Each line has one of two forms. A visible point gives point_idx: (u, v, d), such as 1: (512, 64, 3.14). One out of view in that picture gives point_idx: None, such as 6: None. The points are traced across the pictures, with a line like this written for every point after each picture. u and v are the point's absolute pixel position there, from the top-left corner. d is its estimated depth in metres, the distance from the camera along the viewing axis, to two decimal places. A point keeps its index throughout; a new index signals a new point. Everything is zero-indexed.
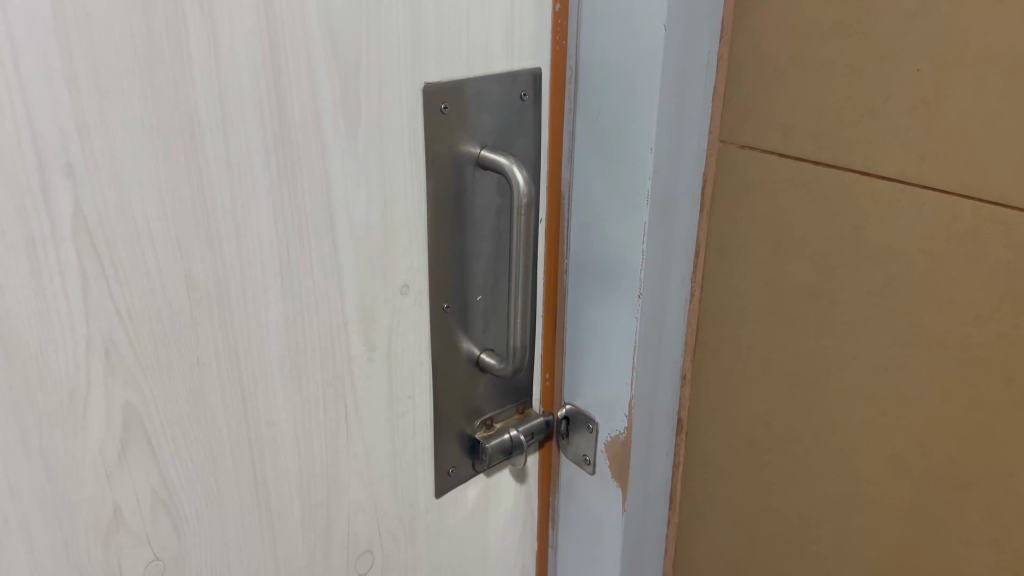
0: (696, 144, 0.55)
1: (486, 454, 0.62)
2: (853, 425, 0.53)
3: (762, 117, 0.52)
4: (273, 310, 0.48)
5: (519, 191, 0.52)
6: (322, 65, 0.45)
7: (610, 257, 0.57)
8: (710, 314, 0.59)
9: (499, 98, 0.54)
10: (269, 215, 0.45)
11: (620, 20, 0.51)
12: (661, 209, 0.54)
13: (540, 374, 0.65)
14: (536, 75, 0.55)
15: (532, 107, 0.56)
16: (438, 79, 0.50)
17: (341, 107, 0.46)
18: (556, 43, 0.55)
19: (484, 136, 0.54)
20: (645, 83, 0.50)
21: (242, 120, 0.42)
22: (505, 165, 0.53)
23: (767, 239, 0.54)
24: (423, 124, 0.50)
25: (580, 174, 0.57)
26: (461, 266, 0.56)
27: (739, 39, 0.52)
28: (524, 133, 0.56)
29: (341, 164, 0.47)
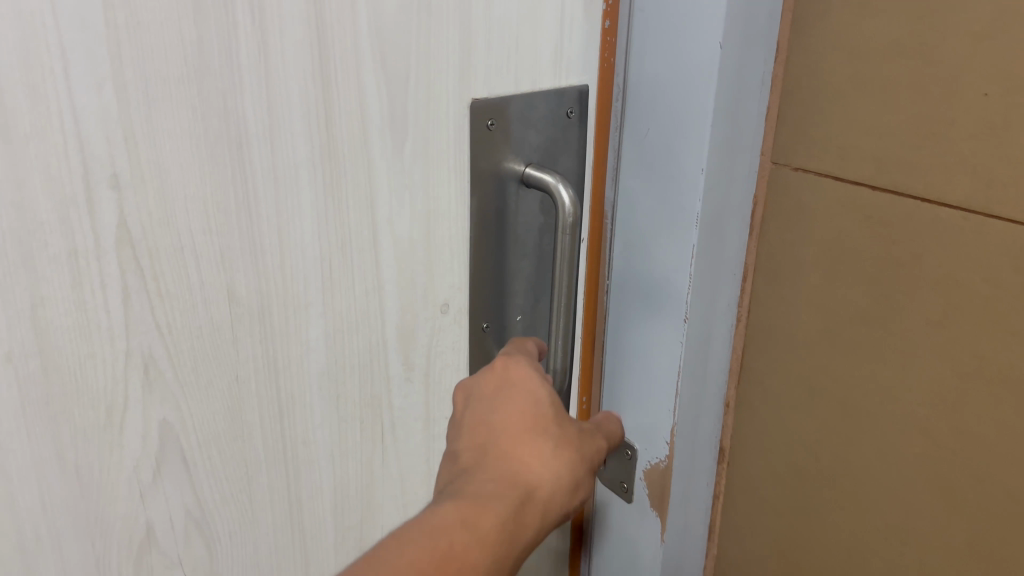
0: (748, 165, 0.53)
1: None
2: (906, 457, 0.51)
3: (817, 139, 0.50)
4: (314, 327, 0.46)
5: (564, 210, 0.50)
6: (371, 74, 0.43)
7: (655, 280, 0.55)
8: (757, 340, 0.58)
9: (546, 114, 0.52)
10: (313, 228, 0.44)
11: (674, 36, 0.50)
12: (710, 231, 0.52)
13: (578, 398, 0.63)
14: (583, 92, 0.54)
15: (579, 124, 0.54)
16: (486, 94, 0.49)
17: (389, 120, 0.45)
18: (605, 61, 0.54)
19: (529, 153, 0.53)
20: (699, 101, 0.49)
21: (289, 131, 0.41)
22: (550, 182, 0.51)
23: (820, 264, 0.52)
24: (469, 140, 0.49)
25: (626, 193, 0.56)
26: (499, 285, 0.55)
27: (794, 58, 0.51)
28: (569, 149, 0.54)
29: (388, 178, 0.46)
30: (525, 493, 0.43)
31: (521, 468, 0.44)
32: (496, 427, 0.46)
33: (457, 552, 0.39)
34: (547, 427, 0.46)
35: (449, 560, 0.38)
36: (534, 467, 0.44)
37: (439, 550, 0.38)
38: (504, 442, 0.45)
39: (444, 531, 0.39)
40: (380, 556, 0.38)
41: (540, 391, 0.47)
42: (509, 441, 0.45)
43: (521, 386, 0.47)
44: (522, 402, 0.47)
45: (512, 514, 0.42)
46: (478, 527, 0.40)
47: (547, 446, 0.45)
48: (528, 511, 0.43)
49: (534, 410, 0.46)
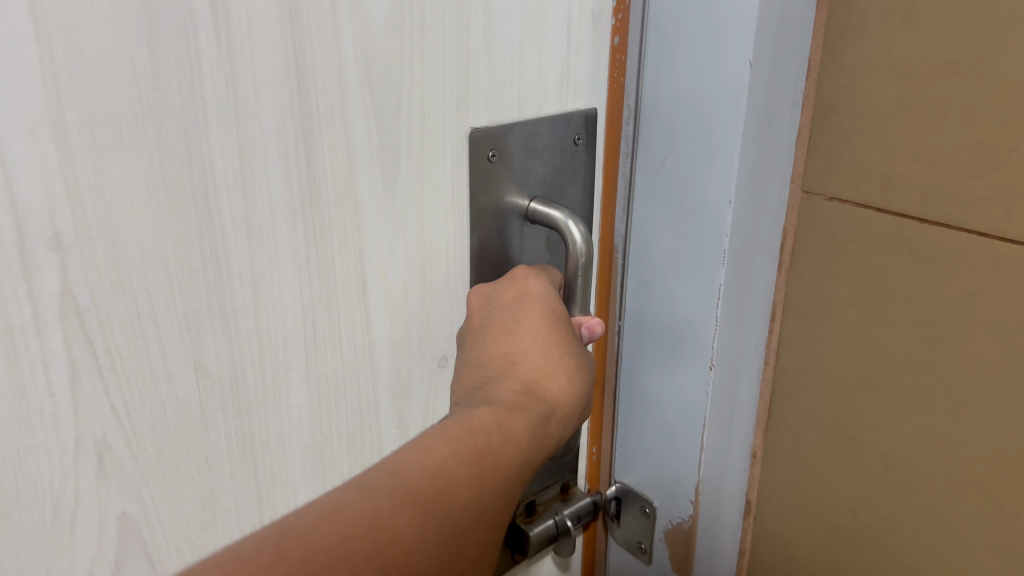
0: (776, 196, 0.48)
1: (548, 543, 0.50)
2: (960, 518, 0.46)
3: (856, 166, 0.45)
4: (295, 395, 0.40)
5: (576, 250, 0.43)
6: (357, 102, 0.37)
7: (676, 323, 0.50)
8: (787, 385, 0.52)
9: (551, 142, 0.46)
10: (293, 283, 0.38)
11: (696, 53, 0.44)
12: (737, 269, 0.47)
13: (588, 449, 0.57)
14: (590, 116, 0.48)
15: (587, 152, 0.48)
16: (486, 122, 0.43)
17: (379, 157, 0.39)
18: (614, 82, 0.48)
19: (534, 185, 0.47)
20: (726, 127, 0.44)
21: (264, 174, 0.36)
22: (558, 219, 0.45)
23: (860, 304, 0.47)
24: (468, 174, 0.44)
25: (640, 228, 0.50)
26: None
27: (827, 77, 0.46)
28: (576, 179, 0.49)
29: (378, 223, 0.41)
30: (552, 404, 0.40)
31: (545, 373, 0.40)
32: (519, 334, 0.41)
33: (492, 450, 0.37)
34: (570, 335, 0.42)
35: (485, 459, 0.36)
36: (559, 375, 0.41)
37: (477, 448, 0.36)
38: (526, 347, 0.41)
39: (479, 431, 0.37)
40: (421, 448, 0.35)
41: (556, 301, 0.43)
42: (532, 345, 0.41)
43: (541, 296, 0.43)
44: (541, 313, 0.42)
45: (541, 420, 0.39)
46: (514, 431, 0.38)
47: (572, 353, 0.41)
48: (555, 419, 0.40)
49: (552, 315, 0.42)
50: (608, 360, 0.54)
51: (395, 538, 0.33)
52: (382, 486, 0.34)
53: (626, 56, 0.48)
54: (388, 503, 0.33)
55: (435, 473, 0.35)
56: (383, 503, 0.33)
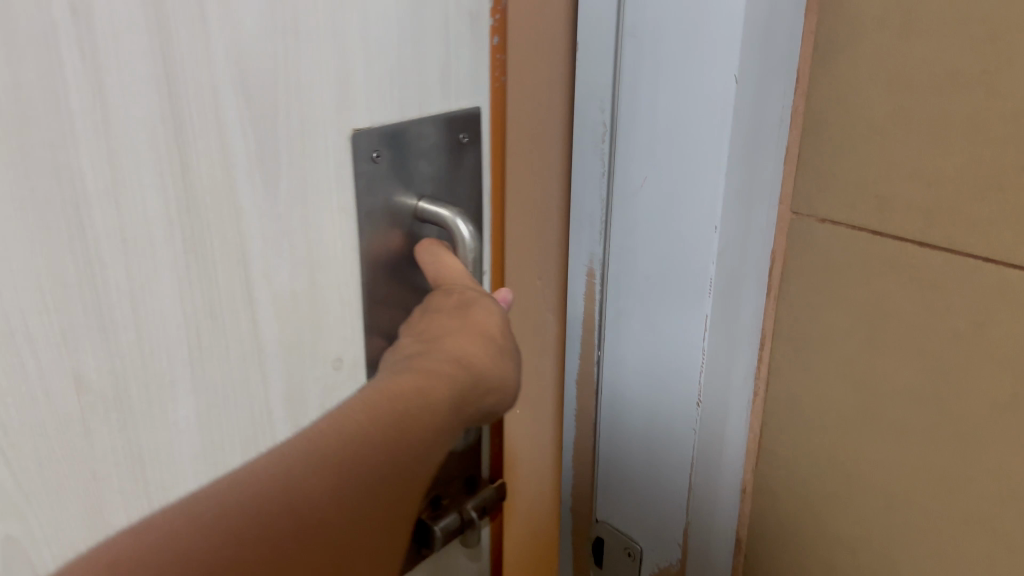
0: (763, 215, 0.43)
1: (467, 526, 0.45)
2: (968, 566, 0.40)
3: (849, 185, 0.40)
4: (184, 408, 0.35)
5: (467, 252, 0.39)
6: (234, 111, 0.32)
7: (658, 355, 0.46)
8: (778, 423, 0.47)
9: (435, 140, 0.40)
10: (175, 302, 0.33)
11: (675, 64, 0.40)
12: (724, 300, 0.43)
13: None
14: (475, 114, 0.42)
15: (474, 149, 0.42)
16: (370, 121, 0.37)
17: (261, 157, 0.34)
18: (500, 80, 0.43)
19: (423, 185, 0.41)
20: (710, 146, 0.40)
21: (137, 171, 0.30)
22: (447, 219, 0.39)
23: (856, 335, 0.42)
24: (351, 180, 0.38)
25: (621, 253, 0.46)
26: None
27: (818, 85, 0.41)
28: (466, 178, 0.42)
29: (260, 221, 0.35)
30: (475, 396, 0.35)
31: (479, 366, 0.35)
32: (452, 329, 0.36)
33: (403, 428, 0.32)
34: (501, 337, 0.36)
35: (393, 438, 0.31)
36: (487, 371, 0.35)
37: (388, 420, 0.31)
38: (458, 338, 0.35)
39: (398, 405, 0.32)
40: (332, 420, 0.30)
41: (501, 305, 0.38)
42: (464, 337, 0.35)
43: (481, 302, 0.37)
44: (483, 312, 0.36)
45: (462, 411, 0.34)
46: (433, 416, 0.33)
47: (499, 353, 0.36)
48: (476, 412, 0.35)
49: (492, 316, 0.36)
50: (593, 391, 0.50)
51: (274, 526, 0.28)
52: (286, 455, 0.29)
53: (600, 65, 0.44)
54: (278, 483, 0.28)
55: (343, 448, 0.30)
56: (274, 476, 0.28)
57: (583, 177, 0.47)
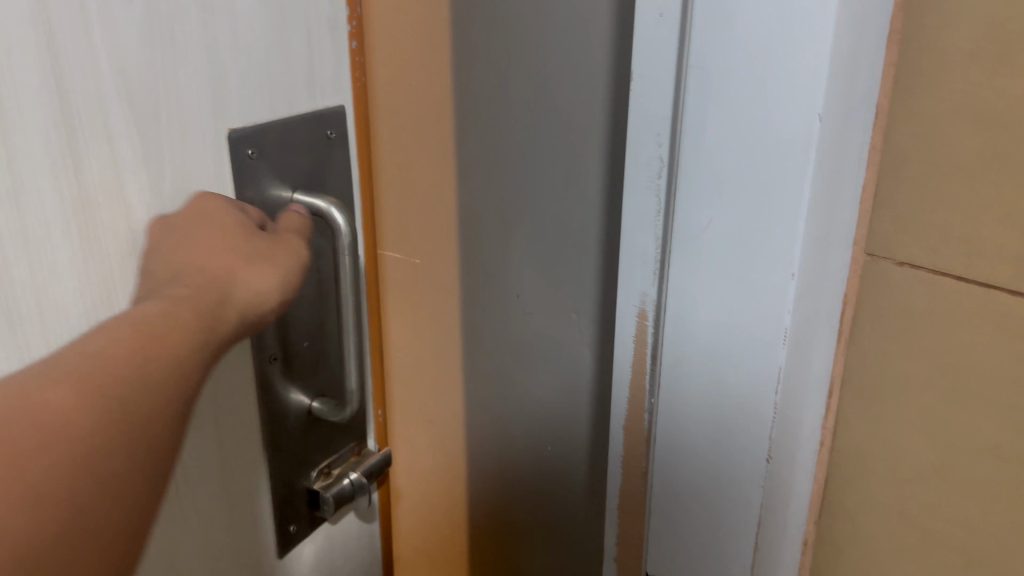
0: (840, 261, 0.42)
1: (330, 505, 0.59)
2: None
3: (933, 228, 0.40)
4: (69, 316, 0.42)
5: (341, 232, 0.50)
6: (121, 125, 0.41)
7: (724, 406, 0.44)
8: (845, 469, 0.47)
9: (306, 139, 0.51)
10: (71, 274, 0.41)
11: (755, 96, 0.37)
12: (797, 346, 0.42)
13: (375, 411, 0.66)
14: (340, 111, 0.54)
15: (338, 144, 0.54)
16: (241, 123, 0.47)
17: (143, 150, 0.42)
18: (360, 81, 0.55)
19: (295, 176, 0.51)
20: (790, 187, 0.38)
21: (31, 160, 0.38)
22: (322, 207, 0.50)
23: (928, 399, 0.42)
24: (229, 170, 0.47)
25: (680, 295, 0.43)
26: (288, 337, 0.54)
27: (898, 126, 0.40)
28: (331, 169, 0.54)
29: (140, 197, 0.43)
30: (223, 294, 0.40)
31: (227, 275, 0.41)
32: (186, 249, 0.41)
33: (162, 340, 0.34)
34: (251, 250, 0.42)
35: (150, 351, 0.34)
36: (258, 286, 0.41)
37: (140, 335, 0.34)
38: (196, 256, 0.41)
39: (145, 322, 0.35)
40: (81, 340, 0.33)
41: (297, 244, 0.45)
42: (201, 253, 0.41)
43: (220, 213, 0.43)
44: (214, 230, 0.42)
45: (212, 321, 0.38)
46: (182, 340, 0.36)
47: (271, 271, 0.42)
48: (227, 310, 0.39)
49: (234, 229, 0.43)
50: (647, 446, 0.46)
51: (103, 388, 0.31)
52: (80, 363, 0.31)
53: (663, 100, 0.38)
54: (105, 373, 0.32)
55: (105, 366, 0.32)
56: (93, 379, 0.31)
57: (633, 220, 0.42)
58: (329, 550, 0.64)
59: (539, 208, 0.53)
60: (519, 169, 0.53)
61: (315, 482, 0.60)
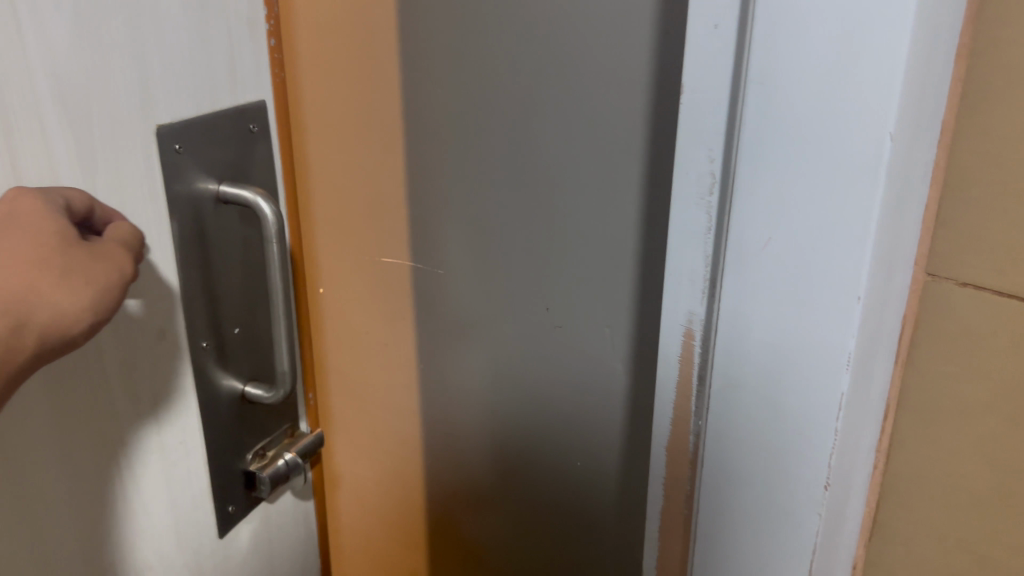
0: (903, 280, 0.41)
1: (265, 485, 0.67)
2: None
3: (1001, 249, 0.40)
4: None
5: (268, 222, 0.57)
6: (52, 112, 0.46)
7: (780, 432, 0.42)
8: (900, 487, 0.47)
9: (230, 133, 0.59)
10: None
11: (825, 113, 0.36)
12: (861, 370, 0.40)
13: (306, 395, 0.75)
14: (258, 107, 0.61)
15: (260, 136, 0.62)
16: (170, 119, 0.53)
17: (70, 121, 0.47)
18: (280, 77, 0.63)
19: (220, 172, 0.58)
20: (858, 208, 0.36)
21: None
22: (249, 198, 0.57)
23: (972, 426, 0.43)
24: (160, 164, 0.53)
25: (735, 316, 0.42)
26: (221, 328, 0.61)
27: (965, 142, 0.39)
28: (254, 161, 0.62)
29: (71, 167, 0.48)
30: (19, 321, 0.38)
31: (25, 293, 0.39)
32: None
33: None
34: (59, 263, 0.40)
35: None
36: (59, 304, 0.40)
37: None
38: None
39: None
40: None
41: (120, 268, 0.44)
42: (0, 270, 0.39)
43: (36, 215, 0.41)
44: (19, 241, 0.40)
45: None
46: None
47: (74, 286, 0.40)
48: (21, 339, 0.38)
49: (40, 241, 0.40)
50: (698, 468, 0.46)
51: None
52: None
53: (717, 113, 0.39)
54: None
55: None
56: None
57: (681, 235, 0.42)
58: (267, 530, 0.72)
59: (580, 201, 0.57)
60: (556, 174, 0.58)
61: (252, 464, 0.68)
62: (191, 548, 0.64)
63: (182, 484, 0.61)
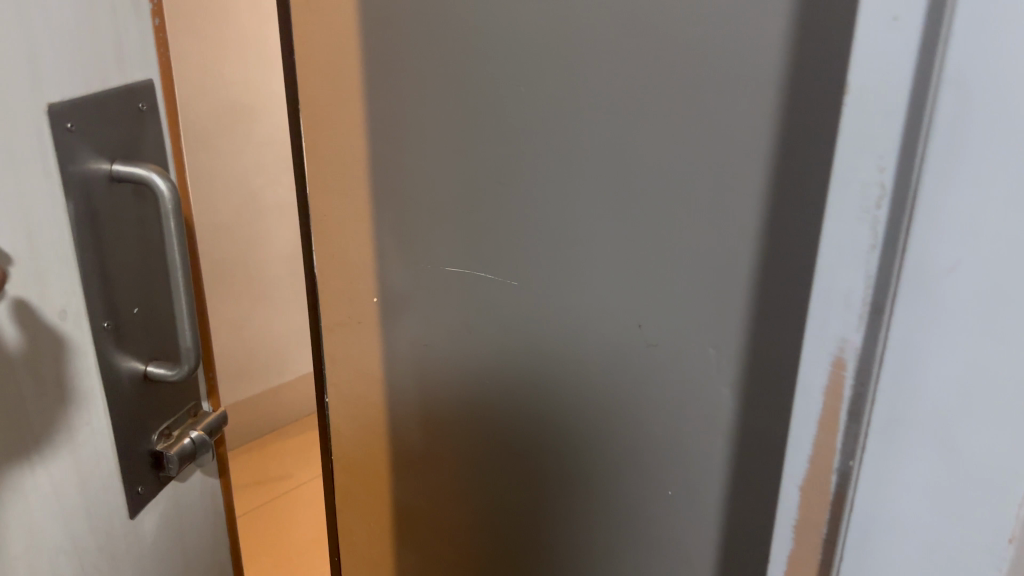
0: None
1: (174, 462, 0.72)
2: None
3: None
4: None
5: (165, 194, 0.63)
6: None
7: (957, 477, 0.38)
8: None
9: (120, 113, 0.64)
10: None
11: None
12: None
13: (205, 372, 0.81)
14: (145, 87, 0.66)
15: (148, 114, 0.67)
16: (61, 99, 0.57)
17: None
18: (164, 58, 0.68)
19: (113, 153, 0.63)
20: None
21: None
22: (143, 174, 0.63)
23: None
24: (53, 144, 0.57)
25: (912, 345, 0.38)
26: (118, 312, 0.66)
27: None
28: (145, 140, 0.67)
29: None
30: None
31: None
32: None
33: None
34: None
35: None
36: None
37: None
38: None
39: None
40: None
41: None
42: None
43: None
44: None
45: None
46: None
47: None
48: None
49: None
50: (841, 513, 0.42)
51: None
52: None
53: (890, 115, 0.34)
54: None
55: None
56: None
57: (838, 252, 0.37)
58: (174, 510, 0.77)
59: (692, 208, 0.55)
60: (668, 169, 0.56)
61: (158, 445, 0.73)
62: (47, 547, 0.62)
63: (89, 466, 0.65)
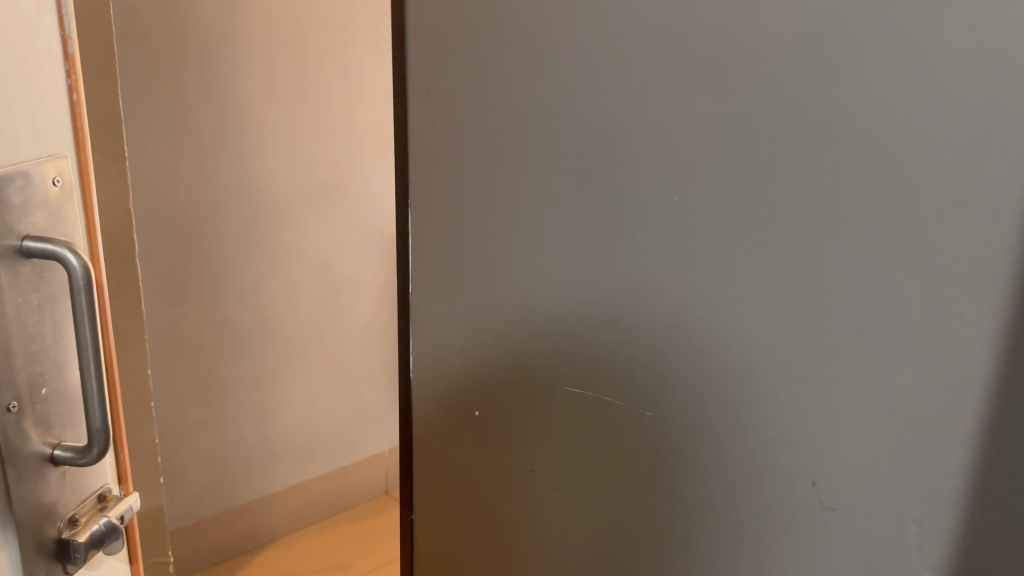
0: None
1: (80, 552, 0.62)
2: None
3: None
4: None
5: (77, 273, 0.55)
6: None
7: None
8: None
9: (34, 184, 0.56)
10: None
11: None
12: None
13: (118, 455, 0.68)
14: (62, 160, 0.59)
15: (66, 187, 0.59)
16: None
17: None
18: (84, 133, 0.61)
19: (24, 225, 0.56)
20: None
21: None
22: (54, 249, 0.55)
23: None
24: None
25: None
26: (21, 392, 0.57)
27: None
28: (64, 214, 0.60)
29: None
30: None
31: None
32: None
33: None
34: None
35: None
36: None
37: None
38: None
39: None
40: None
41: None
42: None
43: None
44: None
45: None
46: None
47: None
48: None
49: None
50: None
51: None
52: None
53: None
54: None
55: None
56: None
57: None
58: None
59: (852, 336, 0.43)
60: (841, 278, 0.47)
61: (64, 532, 0.62)
62: None
63: None
